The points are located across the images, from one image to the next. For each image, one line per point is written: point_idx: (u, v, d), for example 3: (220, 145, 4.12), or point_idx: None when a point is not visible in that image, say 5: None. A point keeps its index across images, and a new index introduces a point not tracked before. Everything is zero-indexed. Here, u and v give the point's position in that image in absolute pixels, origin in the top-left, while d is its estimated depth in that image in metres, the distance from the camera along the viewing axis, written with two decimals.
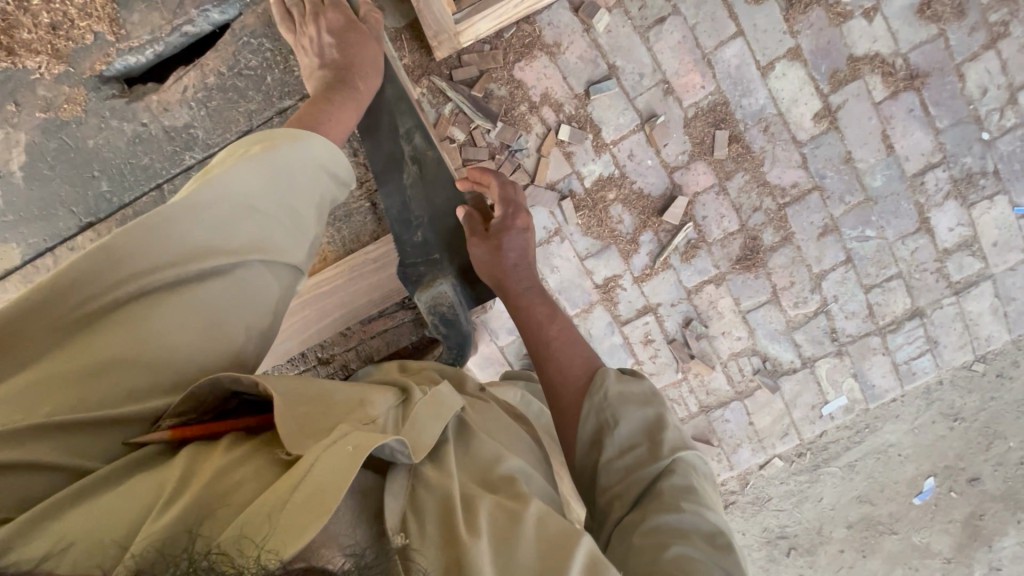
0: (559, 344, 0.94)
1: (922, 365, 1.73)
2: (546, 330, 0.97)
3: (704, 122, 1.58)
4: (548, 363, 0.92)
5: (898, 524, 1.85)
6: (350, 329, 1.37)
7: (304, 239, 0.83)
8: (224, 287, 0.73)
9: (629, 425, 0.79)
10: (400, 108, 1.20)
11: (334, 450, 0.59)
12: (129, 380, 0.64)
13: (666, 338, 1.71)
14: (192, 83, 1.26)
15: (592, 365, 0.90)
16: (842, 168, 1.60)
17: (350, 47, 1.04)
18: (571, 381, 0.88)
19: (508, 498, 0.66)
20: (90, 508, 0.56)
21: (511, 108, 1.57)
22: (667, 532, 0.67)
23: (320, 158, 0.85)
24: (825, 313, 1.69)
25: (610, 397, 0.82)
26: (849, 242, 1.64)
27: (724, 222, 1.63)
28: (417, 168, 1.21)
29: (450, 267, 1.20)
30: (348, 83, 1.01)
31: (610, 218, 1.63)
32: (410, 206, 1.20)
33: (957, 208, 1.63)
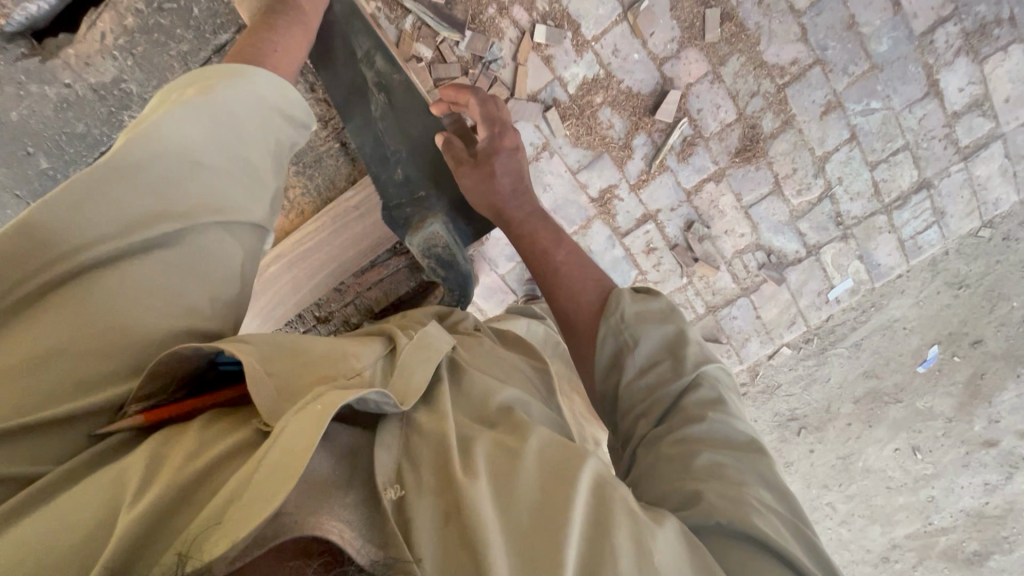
0: (568, 270, 0.90)
1: (928, 238, 1.70)
2: (552, 257, 0.92)
3: (692, 2, 1.43)
4: (560, 293, 0.88)
5: (903, 392, 1.93)
6: (344, 284, 1.32)
7: (261, 194, 0.79)
8: (179, 253, 0.69)
9: (648, 343, 0.77)
10: (353, 27, 1.07)
11: (306, 411, 0.57)
12: (91, 363, 0.62)
13: (668, 244, 1.67)
14: (109, 27, 1.11)
15: (604, 287, 0.86)
16: (845, 36, 1.47)
17: None
18: (586, 309, 0.85)
19: (504, 432, 0.65)
20: (55, 505, 0.55)
21: (478, 13, 1.42)
22: (695, 443, 0.67)
23: (265, 98, 0.77)
24: (830, 197, 1.64)
25: (627, 319, 0.79)
26: (853, 117, 1.55)
27: (720, 112, 1.53)
28: (386, 96, 1.11)
29: (439, 203, 1.15)
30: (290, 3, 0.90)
31: (599, 125, 1.53)
32: (384, 141, 1.12)
33: (969, 65, 1.51)
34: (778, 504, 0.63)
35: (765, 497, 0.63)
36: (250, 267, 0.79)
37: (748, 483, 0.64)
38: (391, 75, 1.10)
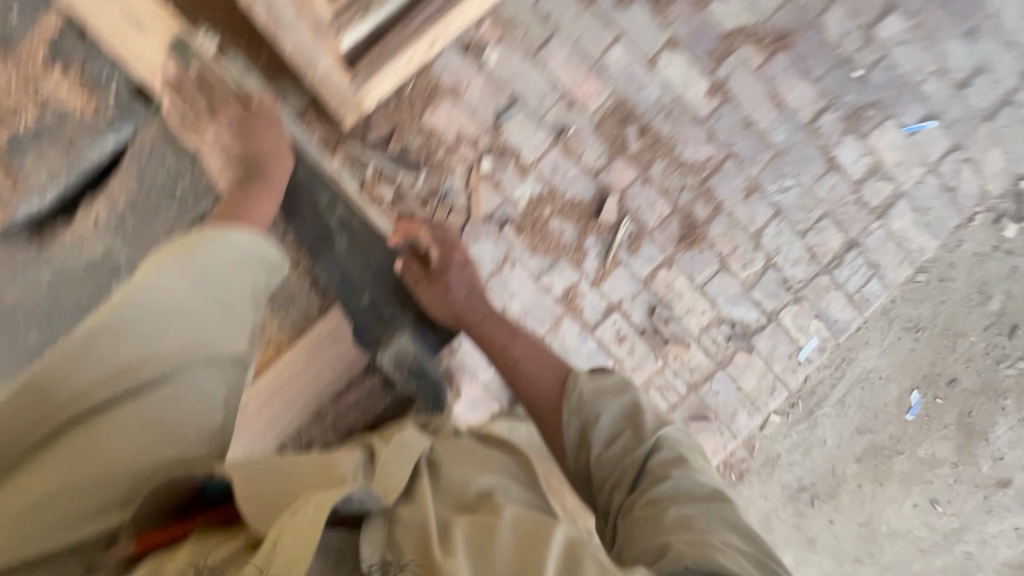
0: (529, 363, 1.04)
1: (873, 290, 1.83)
2: (513, 353, 1.08)
3: (612, 123, 1.67)
4: (524, 383, 1.02)
5: (901, 443, 1.93)
6: (322, 409, 1.34)
7: (240, 332, 0.83)
8: (166, 395, 0.76)
9: (609, 416, 0.86)
10: (316, 183, 1.19)
11: (294, 518, 0.62)
12: (89, 498, 0.70)
13: (637, 330, 1.75)
14: (102, 212, 1.24)
15: (563, 374, 1.00)
16: (746, 133, 1.71)
17: (252, 137, 1.05)
18: (549, 393, 0.98)
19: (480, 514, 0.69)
20: None
21: (430, 155, 1.62)
22: (663, 499, 0.73)
23: (244, 252, 0.81)
24: (773, 266, 1.77)
25: (585, 396, 0.89)
26: (773, 196, 1.75)
27: (656, 208, 1.70)
28: (349, 236, 1.22)
29: (405, 318, 1.26)
30: (258, 173, 1.03)
31: (552, 233, 1.68)
32: (351, 274, 1.23)
33: (855, 141, 1.76)
34: (747, 546, 0.68)
35: (733, 541, 0.67)
36: (236, 394, 0.85)
37: (716, 530, 0.68)
38: (351, 216, 1.21)
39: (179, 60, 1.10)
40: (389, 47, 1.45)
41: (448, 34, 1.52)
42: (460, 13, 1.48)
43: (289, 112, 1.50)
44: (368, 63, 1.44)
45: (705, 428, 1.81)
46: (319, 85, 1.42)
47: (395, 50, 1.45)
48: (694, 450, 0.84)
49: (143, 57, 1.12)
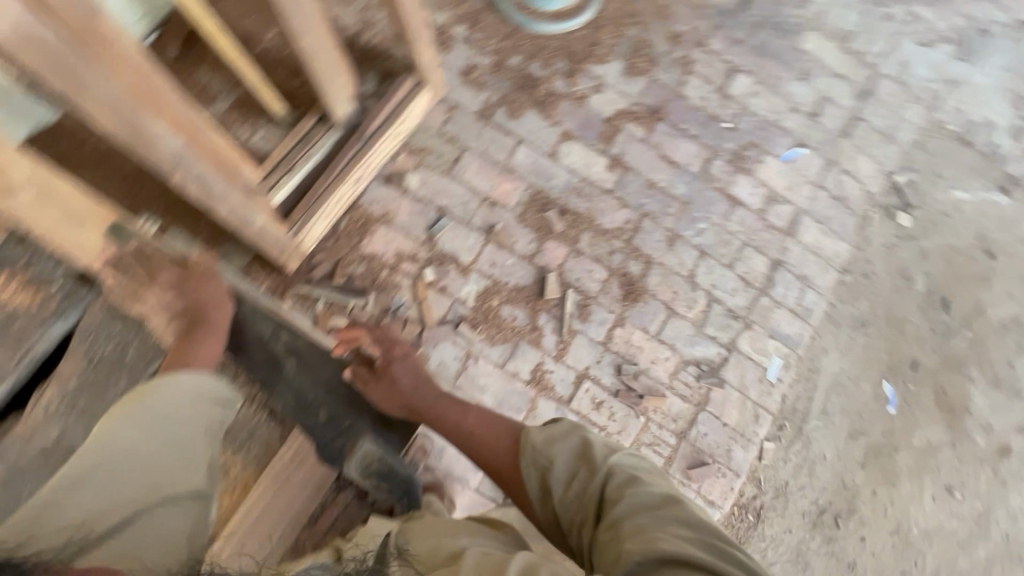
0: (481, 432, 1.06)
1: (810, 299, 1.96)
2: (465, 426, 1.10)
3: (533, 211, 1.84)
4: (481, 451, 1.04)
5: (895, 437, 1.95)
6: (298, 543, 1.32)
7: (195, 469, 0.87)
8: (138, 530, 0.74)
9: (563, 459, 0.88)
10: (258, 319, 1.27)
11: None
12: None
13: (610, 392, 1.78)
14: (53, 399, 1.15)
15: (516, 430, 1.04)
16: (652, 192, 1.92)
17: (194, 292, 1.23)
18: (504, 454, 1.00)
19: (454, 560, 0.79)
20: None
21: (375, 278, 1.72)
22: (621, 519, 0.77)
23: (192, 390, 0.93)
24: (715, 300, 1.89)
25: (538, 447, 0.91)
26: (693, 240, 1.91)
27: (594, 274, 1.83)
28: (296, 359, 1.27)
29: (365, 424, 1.29)
30: (205, 322, 1.21)
31: (505, 320, 1.75)
32: (303, 394, 1.28)
33: (747, 178, 1.99)
34: (700, 537, 0.71)
35: (685, 535, 0.71)
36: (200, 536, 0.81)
37: (670, 531, 0.72)
38: (296, 340, 1.26)
39: (116, 243, 1.21)
40: (318, 192, 1.62)
41: (370, 172, 1.72)
42: (377, 153, 1.69)
43: (233, 270, 1.59)
44: (301, 212, 1.59)
45: (706, 473, 1.79)
46: (255, 240, 1.50)
47: (323, 195, 1.61)
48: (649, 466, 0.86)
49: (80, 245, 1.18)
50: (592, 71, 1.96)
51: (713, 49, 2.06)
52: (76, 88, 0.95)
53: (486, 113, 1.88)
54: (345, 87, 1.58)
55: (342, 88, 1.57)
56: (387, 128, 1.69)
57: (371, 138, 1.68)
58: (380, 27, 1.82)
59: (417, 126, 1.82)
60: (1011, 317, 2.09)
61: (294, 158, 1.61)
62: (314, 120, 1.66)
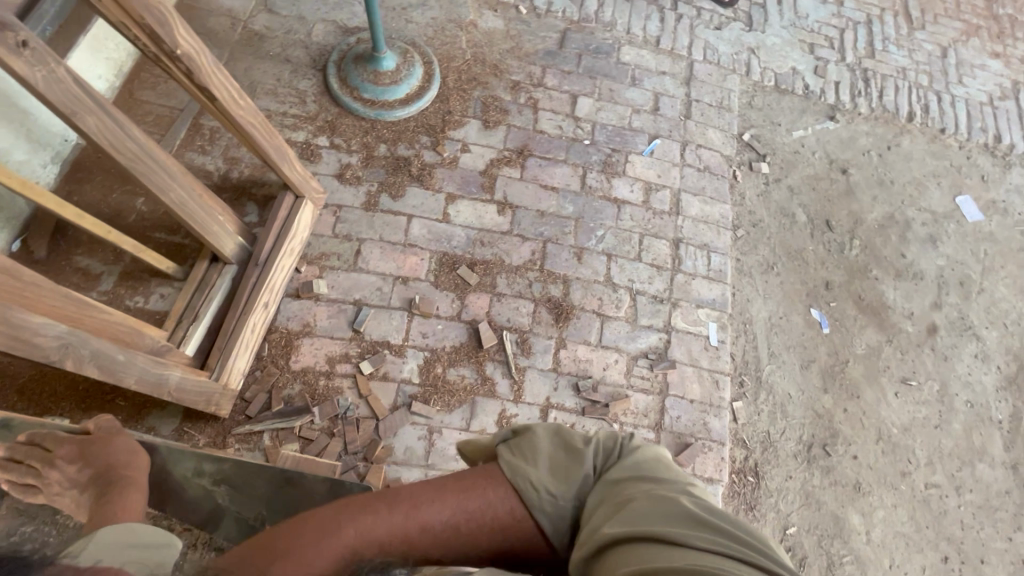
0: (450, 518, 0.86)
1: (717, 261, 2.12)
2: (439, 520, 0.86)
3: (446, 273, 1.91)
4: (481, 532, 0.87)
5: (840, 352, 2.08)
6: None
7: None
8: None
9: (562, 485, 0.87)
10: (174, 458, 1.23)
11: None
12: None
13: (578, 412, 1.80)
14: None
15: (487, 482, 0.89)
16: (546, 220, 2.05)
17: (98, 454, 1.12)
18: (507, 514, 0.87)
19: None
20: None
21: (314, 390, 1.69)
22: (602, 514, 0.81)
23: None
24: (638, 292, 2.00)
25: (553, 491, 0.87)
26: (598, 248, 2.04)
27: (522, 310, 1.90)
28: (227, 485, 1.24)
29: None
30: (117, 478, 1.08)
31: (454, 382, 1.76)
32: (242, 516, 1.23)
33: (621, 178, 2.18)
34: (677, 510, 0.77)
35: (668, 515, 0.76)
36: None
37: (655, 516, 0.76)
38: (221, 467, 1.23)
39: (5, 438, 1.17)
40: (230, 329, 1.60)
41: (277, 293, 1.73)
42: (278, 272, 1.71)
43: (163, 436, 1.52)
44: (218, 354, 1.57)
45: (694, 453, 1.82)
46: (178, 397, 1.45)
47: (236, 329, 1.60)
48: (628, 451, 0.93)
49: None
50: (454, 136, 2.12)
51: (551, 85, 2.30)
52: None
53: (371, 202, 1.97)
54: (226, 224, 1.60)
55: (223, 227, 1.58)
56: (281, 245, 1.71)
57: (268, 260, 1.69)
58: (247, 161, 1.91)
59: (309, 236, 1.88)
60: (885, 216, 2.35)
61: (197, 306, 1.59)
62: (207, 263, 1.66)
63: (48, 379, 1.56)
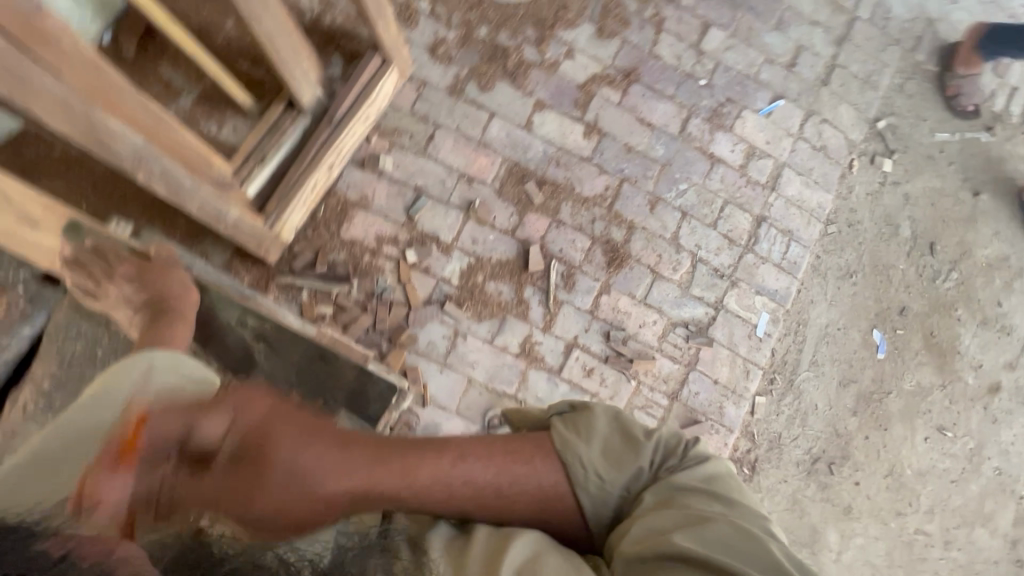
0: (492, 477, 0.88)
1: (796, 253, 1.96)
2: (479, 480, 0.88)
3: (512, 184, 1.82)
4: (518, 497, 0.88)
5: (886, 382, 1.97)
6: None
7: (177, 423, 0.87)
8: None
9: (610, 469, 0.90)
10: (222, 305, 1.31)
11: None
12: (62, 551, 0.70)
13: (601, 359, 1.79)
14: (25, 400, 1.17)
15: (536, 452, 0.91)
16: (630, 157, 1.90)
17: (153, 283, 1.26)
18: (551, 488, 0.89)
19: (447, 551, 0.78)
20: None
21: (357, 263, 1.72)
22: (674, 522, 0.81)
23: (162, 363, 1.01)
24: (700, 261, 1.89)
25: (598, 471, 0.90)
26: (675, 202, 1.90)
27: (577, 244, 1.83)
28: (265, 343, 1.28)
29: (340, 403, 1.22)
30: (170, 310, 1.22)
31: (491, 295, 1.76)
32: (275, 378, 1.24)
33: (726, 134, 1.97)
34: (755, 551, 0.78)
35: (744, 554, 0.77)
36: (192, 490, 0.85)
37: (733, 550, 0.77)
38: (263, 324, 1.30)
39: (74, 240, 1.30)
40: (293, 181, 1.59)
41: (343, 158, 1.69)
42: (349, 136, 1.66)
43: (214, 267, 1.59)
44: (276, 203, 1.57)
45: (700, 431, 1.81)
46: (231, 234, 1.49)
47: (297, 183, 1.59)
48: (691, 457, 0.92)
49: (42, 246, 1.26)
50: (562, 37, 1.92)
51: (684, 5, 2.01)
52: (21, 88, 0.93)
53: (456, 88, 1.84)
54: (309, 72, 1.54)
55: (306, 74, 1.53)
56: (357, 110, 1.65)
57: (342, 121, 1.64)
58: (341, 8, 1.79)
59: (387, 107, 1.80)
60: (998, 256, 2.09)
61: (265, 148, 1.58)
62: (282, 107, 1.62)
63: (120, 182, 1.62)
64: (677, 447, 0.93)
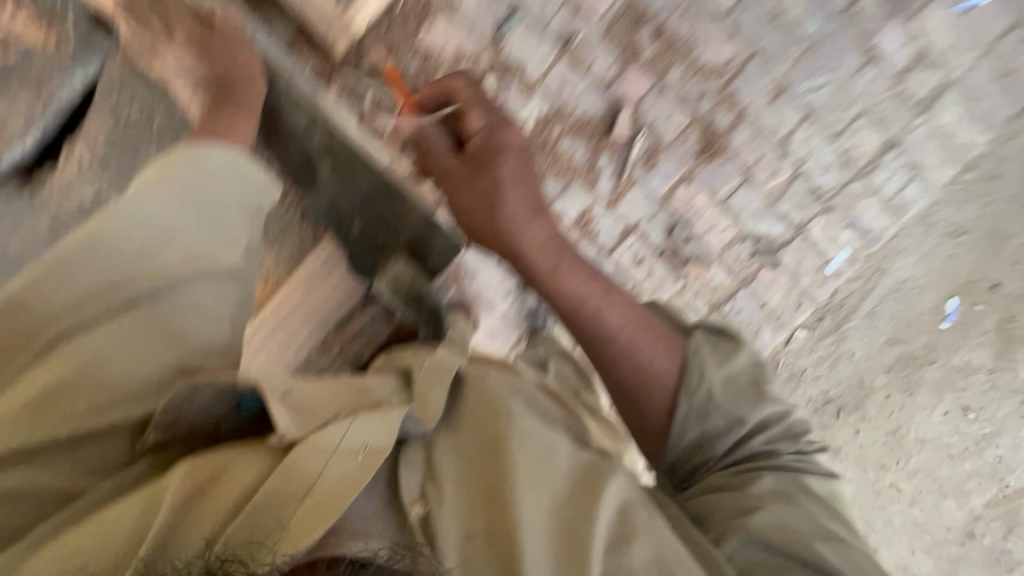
0: (623, 327, 1.17)
1: (911, 194, 1.73)
2: (609, 323, 1.18)
3: (623, 25, 1.52)
4: (631, 351, 1.16)
5: (935, 352, 1.85)
6: (327, 338, 1.38)
7: (235, 245, 1.01)
8: (186, 299, 0.98)
9: (733, 417, 1.09)
10: (292, 104, 1.27)
11: (334, 461, 0.89)
12: (105, 395, 0.92)
13: (656, 252, 1.72)
14: (85, 153, 1.25)
15: (662, 340, 1.16)
16: (774, 27, 1.52)
17: (219, 57, 1.13)
18: (658, 369, 1.14)
19: (525, 464, 0.96)
20: (97, 525, 0.81)
21: (427, 80, 1.52)
22: (803, 524, 0.98)
23: (222, 166, 0.97)
24: (802, 175, 1.67)
25: (715, 397, 1.10)
26: (803, 97, 1.59)
27: (674, 119, 1.60)
28: (331, 160, 1.29)
29: (400, 244, 1.36)
30: (235, 94, 1.11)
31: (562, 154, 1.60)
32: (337, 202, 1.32)
33: (900, 25, 1.55)
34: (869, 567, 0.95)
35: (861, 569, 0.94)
36: (232, 307, 1.06)
37: (849, 560, 0.94)
38: (331, 138, 1.27)
39: None
40: None
41: None
42: None
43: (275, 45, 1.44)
44: None
45: None
46: (304, 10, 1.45)
47: None
48: (809, 457, 1.10)
49: None
50: None
51: None
52: None
53: None
54: None
55: None
56: None
57: None
58: None
59: None
60: None
61: None
62: None
63: None
64: (790, 435, 1.11)
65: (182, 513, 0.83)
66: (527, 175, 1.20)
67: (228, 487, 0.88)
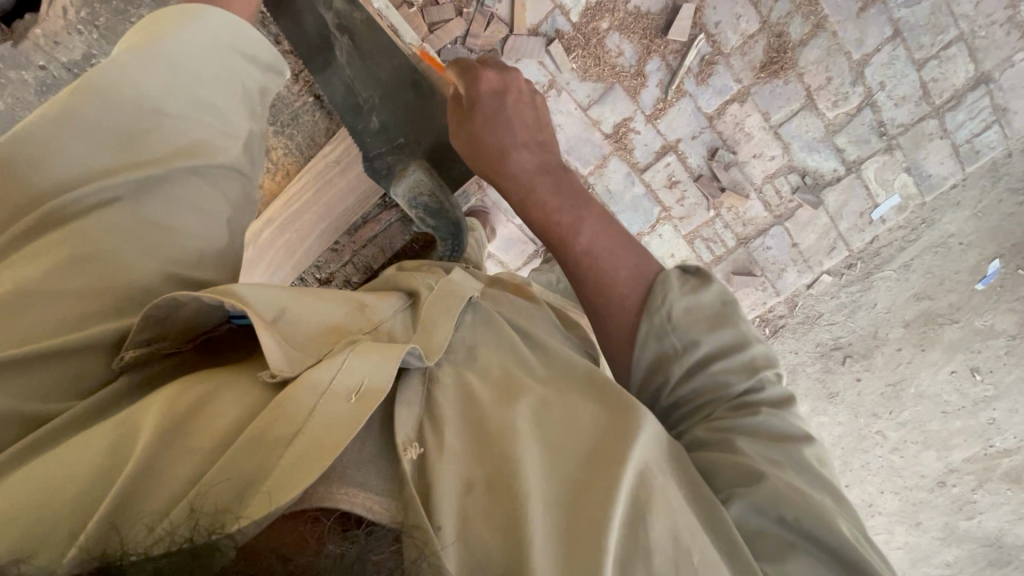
0: (593, 249, 0.77)
1: (987, 140, 1.55)
2: (576, 245, 0.78)
3: None
4: (592, 281, 0.76)
5: (960, 311, 1.74)
6: (339, 243, 1.36)
7: (236, 139, 0.77)
8: (183, 191, 0.71)
9: (708, 351, 0.70)
10: None
11: (333, 395, 0.53)
12: (77, 303, 0.61)
13: (692, 176, 1.59)
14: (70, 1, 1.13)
15: (636, 256, 0.76)
16: None
17: None
18: (620, 294, 0.75)
19: (546, 431, 0.60)
20: (59, 450, 0.53)
21: None
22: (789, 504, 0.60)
23: (227, 36, 0.77)
24: (871, 105, 1.52)
25: (674, 319, 0.71)
26: (896, 10, 1.43)
27: (740, 23, 1.44)
28: (349, 39, 1.14)
29: (420, 149, 1.16)
30: None
31: (607, 52, 1.45)
32: (354, 87, 1.16)
33: None
34: None
35: None
36: (237, 220, 0.78)
37: None
38: (351, 14, 1.12)
39: None
40: None
41: None
42: None
43: None
44: None
45: (749, 283, 1.73)
46: None
47: None
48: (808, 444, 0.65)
49: None
50: None
51: None
52: None
53: None
54: None
55: None
56: None
57: None
58: None
59: None
60: None
61: None
62: None
63: None
64: (752, 368, 0.69)
65: (163, 440, 0.51)
66: (509, 110, 0.87)
67: (206, 423, 0.53)
